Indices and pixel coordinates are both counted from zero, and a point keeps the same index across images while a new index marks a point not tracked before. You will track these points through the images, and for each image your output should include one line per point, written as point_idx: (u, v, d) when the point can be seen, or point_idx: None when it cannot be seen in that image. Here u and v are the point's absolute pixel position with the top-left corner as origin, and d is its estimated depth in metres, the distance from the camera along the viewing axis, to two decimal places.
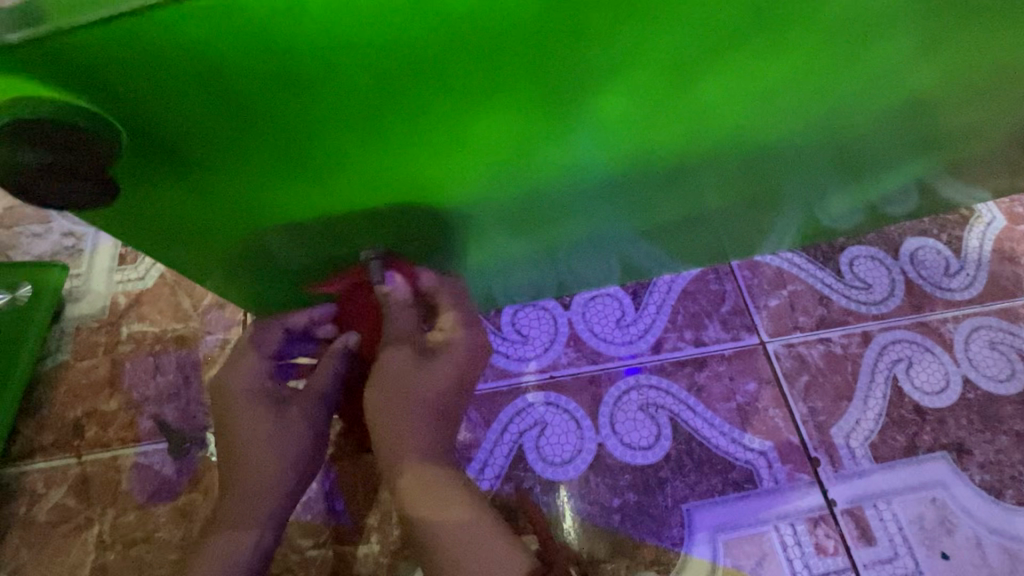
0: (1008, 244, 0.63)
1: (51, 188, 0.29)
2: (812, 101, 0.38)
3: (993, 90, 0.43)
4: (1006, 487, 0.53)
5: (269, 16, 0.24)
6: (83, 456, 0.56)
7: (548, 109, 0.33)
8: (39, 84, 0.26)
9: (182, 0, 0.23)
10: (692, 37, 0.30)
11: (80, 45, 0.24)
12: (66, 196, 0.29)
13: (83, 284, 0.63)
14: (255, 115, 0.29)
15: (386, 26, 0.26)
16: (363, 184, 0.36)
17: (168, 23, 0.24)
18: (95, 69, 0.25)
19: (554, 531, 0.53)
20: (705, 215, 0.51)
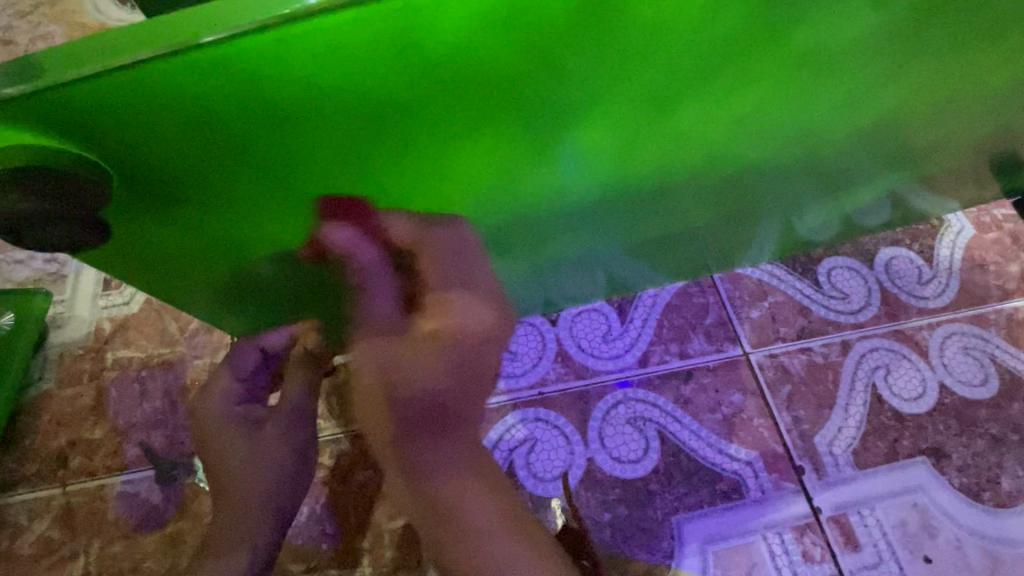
0: (977, 252, 0.65)
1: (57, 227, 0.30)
2: (782, 122, 0.40)
3: (955, 105, 0.44)
4: (984, 490, 0.55)
5: (255, 56, 0.25)
6: (68, 486, 0.55)
7: (528, 136, 0.34)
8: (34, 135, 0.26)
9: (170, 47, 0.24)
10: (663, 63, 0.31)
11: (74, 95, 0.25)
12: (68, 233, 0.31)
13: (67, 310, 0.63)
14: (243, 151, 0.30)
15: (373, 64, 0.27)
16: (351, 213, 0.37)
17: (161, 71, 0.25)
18: (86, 117, 0.26)
19: None
20: (687, 230, 0.53)
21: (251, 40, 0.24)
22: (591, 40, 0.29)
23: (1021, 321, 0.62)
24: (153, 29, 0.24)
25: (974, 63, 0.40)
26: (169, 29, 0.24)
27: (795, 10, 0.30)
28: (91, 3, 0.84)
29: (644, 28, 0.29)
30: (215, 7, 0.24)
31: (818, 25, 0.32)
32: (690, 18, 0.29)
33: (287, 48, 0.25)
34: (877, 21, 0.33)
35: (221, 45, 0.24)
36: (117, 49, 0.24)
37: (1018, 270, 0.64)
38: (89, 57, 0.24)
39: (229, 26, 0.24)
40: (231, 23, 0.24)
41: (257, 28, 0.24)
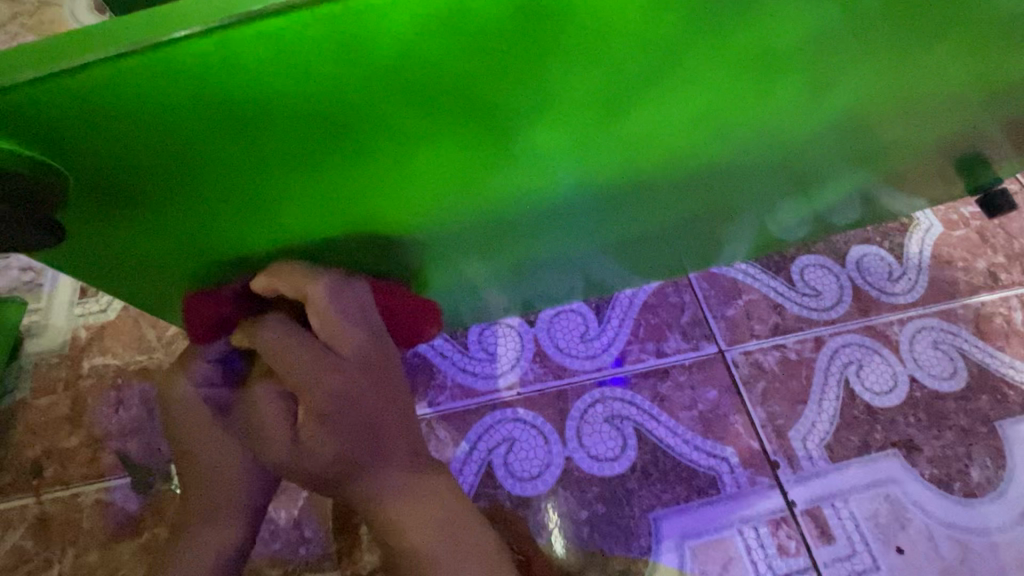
0: (945, 249, 0.67)
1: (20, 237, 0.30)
2: (748, 124, 0.40)
3: (916, 106, 0.45)
4: (954, 480, 0.56)
5: (206, 67, 0.25)
6: (42, 495, 0.55)
7: (490, 143, 0.34)
8: None
9: (120, 56, 0.24)
10: (619, 69, 0.32)
11: (30, 96, 0.25)
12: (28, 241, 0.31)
13: (43, 319, 0.62)
14: (200, 159, 0.30)
15: (332, 72, 0.27)
16: (316, 218, 0.37)
17: (117, 74, 0.25)
18: (40, 122, 0.26)
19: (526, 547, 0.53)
20: (660, 230, 0.53)
21: (206, 45, 0.24)
22: (554, 47, 0.29)
23: (988, 316, 0.63)
24: (110, 30, 0.24)
25: (936, 65, 0.41)
26: (125, 32, 0.24)
27: (755, 13, 0.31)
28: (69, 12, 0.84)
29: (606, 33, 0.29)
30: (172, 11, 0.24)
31: (779, 28, 0.32)
32: (652, 23, 0.29)
33: (244, 54, 0.25)
34: (837, 23, 0.34)
35: (171, 53, 0.24)
36: (74, 50, 0.24)
37: (985, 266, 0.66)
38: (47, 59, 0.24)
39: (184, 30, 0.24)
40: (187, 27, 0.24)
41: (212, 32, 0.24)
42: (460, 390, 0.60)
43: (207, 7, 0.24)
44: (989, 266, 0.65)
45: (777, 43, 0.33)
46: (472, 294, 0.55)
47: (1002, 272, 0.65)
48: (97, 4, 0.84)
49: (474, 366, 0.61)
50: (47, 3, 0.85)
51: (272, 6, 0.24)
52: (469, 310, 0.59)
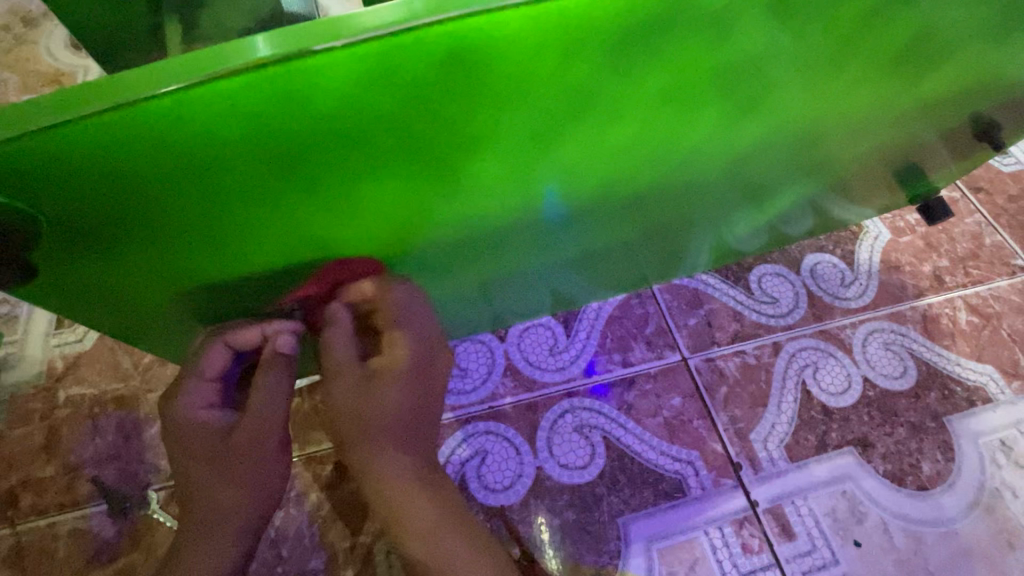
0: (893, 255, 0.70)
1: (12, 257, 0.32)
2: (694, 143, 0.43)
3: (851, 121, 0.48)
4: (906, 474, 0.59)
5: (164, 121, 0.27)
6: (17, 526, 0.55)
7: (440, 173, 0.36)
8: None
9: (87, 116, 0.26)
10: (554, 103, 0.34)
11: (11, 152, 0.26)
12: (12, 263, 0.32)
13: (19, 351, 0.63)
14: (164, 200, 0.31)
15: (300, 112, 0.29)
16: (277, 247, 0.38)
17: (96, 127, 0.26)
18: (17, 177, 0.28)
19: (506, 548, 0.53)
20: (620, 244, 0.55)
21: (181, 98, 0.26)
22: (490, 85, 0.31)
23: (935, 316, 0.67)
24: (92, 88, 0.26)
25: (867, 84, 0.44)
26: (104, 89, 0.26)
27: (698, 45, 0.34)
28: (44, 49, 0.86)
29: (560, 71, 0.32)
30: (150, 70, 0.26)
31: (717, 54, 0.35)
32: (602, 62, 0.32)
33: (213, 106, 0.27)
34: (775, 50, 0.37)
35: (131, 112, 0.26)
36: (57, 107, 0.26)
37: (931, 270, 0.69)
38: (32, 116, 0.26)
39: (163, 86, 0.26)
40: (165, 83, 0.26)
41: (189, 86, 0.26)
42: None
43: (183, 64, 0.26)
44: (934, 270, 0.69)
45: (718, 70, 0.36)
46: (447, 311, 0.57)
47: (947, 275, 0.69)
48: (72, 40, 0.86)
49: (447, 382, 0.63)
50: (22, 40, 0.87)
51: (243, 61, 0.26)
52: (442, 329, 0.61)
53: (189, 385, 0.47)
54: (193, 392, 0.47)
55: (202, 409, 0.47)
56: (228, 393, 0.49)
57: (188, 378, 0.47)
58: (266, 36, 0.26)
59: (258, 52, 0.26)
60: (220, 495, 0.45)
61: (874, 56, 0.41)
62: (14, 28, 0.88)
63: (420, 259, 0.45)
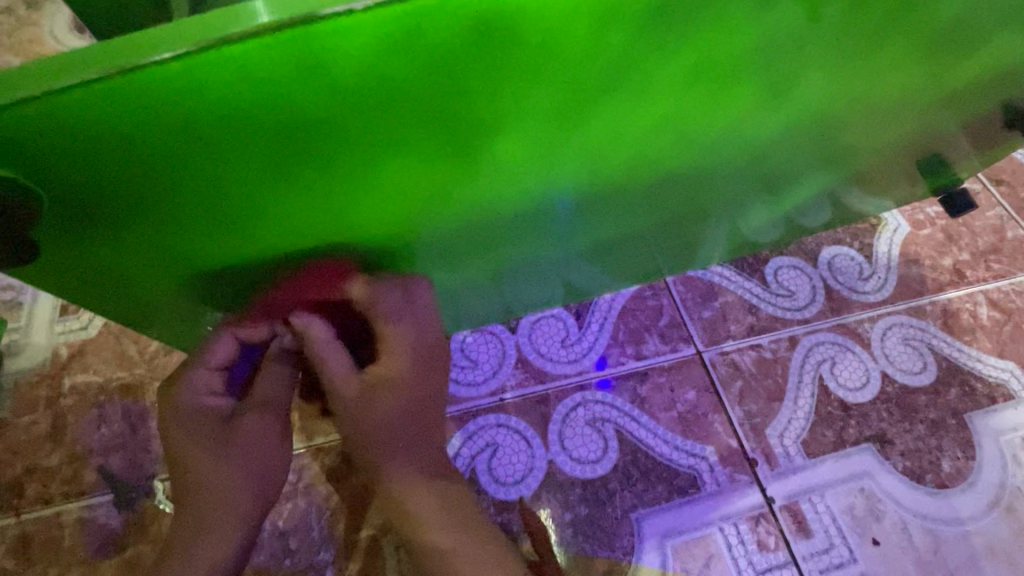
0: (912, 248, 0.69)
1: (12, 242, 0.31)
2: (714, 129, 0.41)
3: (879, 108, 0.47)
4: (926, 472, 0.57)
5: (174, 88, 0.26)
6: (23, 515, 0.54)
7: (457, 153, 0.35)
8: None
9: (95, 81, 0.24)
10: (578, 81, 0.32)
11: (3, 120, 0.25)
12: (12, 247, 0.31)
13: (23, 338, 0.62)
14: (170, 174, 0.30)
15: (314, 82, 0.27)
16: (286, 229, 0.37)
17: (102, 93, 0.25)
18: (23, 146, 0.26)
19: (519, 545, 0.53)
20: (634, 233, 0.54)
21: (193, 64, 0.25)
22: (513, 60, 0.29)
23: (956, 311, 0.65)
24: (89, 52, 0.24)
25: (899, 69, 0.43)
26: (102, 53, 0.24)
27: (723, 23, 0.32)
28: (48, 32, 0.84)
29: (586, 47, 0.30)
30: (151, 34, 0.25)
31: (747, 35, 0.34)
32: (630, 39, 0.31)
33: (214, 73, 0.25)
34: (801, 32, 0.35)
35: (139, 77, 0.25)
36: (54, 73, 0.24)
37: (951, 263, 0.68)
38: (36, 79, 0.24)
39: (165, 50, 0.24)
40: (166, 48, 0.24)
41: (190, 52, 0.24)
42: None
43: (185, 29, 0.25)
44: (955, 264, 0.68)
45: (742, 50, 0.35)
46: (457, 301, 0.56)
47: (967, 269, 0.67)
48: (76, 23, 0.84)
49: (456, 373, 0.62)
50: (25, 23, 0.85)
51: (246, 26, 0.24)
52: (452, 320, 0.59)
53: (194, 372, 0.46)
54: (199, 379, 0.46)
55: (203, 397, 0.46)
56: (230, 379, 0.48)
57: (190, 371, 0.45)
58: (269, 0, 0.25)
59: (262, 18, 0.24)
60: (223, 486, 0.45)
61: (906, 38, 0.39)
62: (17, 10, 0.86)
63: (431, 246, 0.44)
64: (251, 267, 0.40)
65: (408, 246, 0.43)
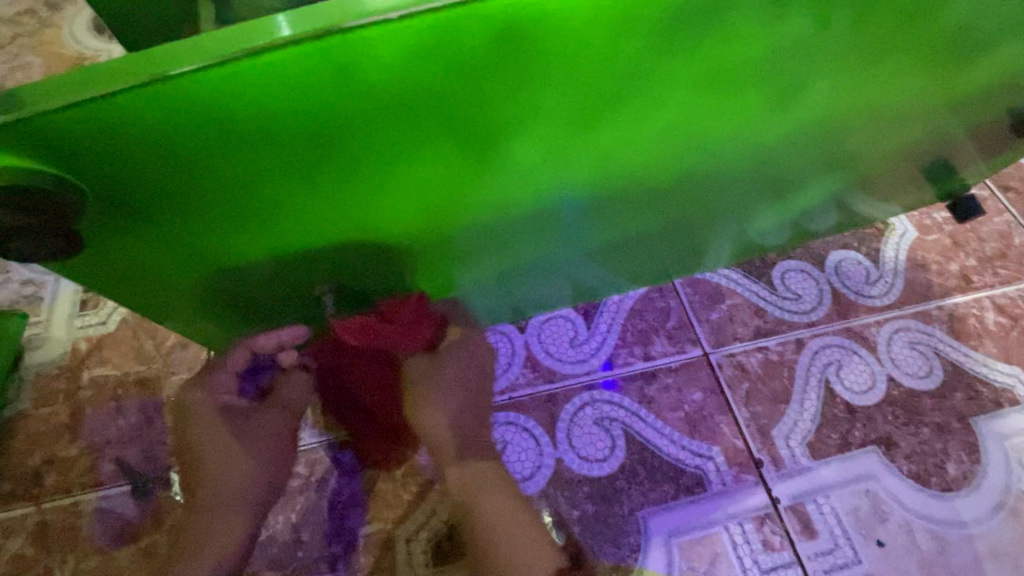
0: (919, 252, 0.69)
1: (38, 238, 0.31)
2: (726, 134, 0.42)
3: (888, 114, 0.47)
4: (931, 475, 0.58)
5: (214, 92, 0.27)
6: (42, 503, 0.56)
7: (477, 155, 0.35)
8: (35, 159, 0.28)
9: (141, 87, 0.25)
10: (598, 84, 0.33)
11: (40, 126, 0.26)
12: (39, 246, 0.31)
13: (43, 332, 0.63)
14: (205, 174, 0.31)
15: (346, 86, 0.28)
16: (310, 229, 0.38)
17: (148, 97, 0.26)
18: (70, 148, 0.27)
19: None
20: (646, 235, 0.54)
21: (233, 69, 0.26)
22: (534, 64, 0.30)
23: (962, 316, 0.66)
24: (122, 64, 0.25)
25: (908, 76, 0.43)
26: (134, 65, 0.25)
27: (727, 35, 0.33)
28: (68, 33, 0.86)
29: (605, 52, 0.31)
30: (180, 46, 0.26)
31: (758, 42, 0.34)
32: (647, 44, 0.32)
33: (252, 79, 0.26)
34: (803, 42, 0.36)
35: (183, 82, 0.26)
36: (88, 83, 0.25)
37: (958, 269, 0.68)
38: (84, 84, 0.25)
39: (194, 62, 0.25)
40: (195, 59, 0.25)
41: (218, 62, 0.25)
42: None
43: (213, 41, 0.26)
44: (962, 269, 0.68)
45: (753, 58, 0.36)
46: (469, 301, 0.57)
47: (974, 274, 0.68)
48: (96, 24, 0.86)
49: None
50: (46, 24, 0.87)
51: (272, 38, 0.25)
52: None
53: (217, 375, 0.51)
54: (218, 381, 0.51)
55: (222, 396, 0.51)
56: (247, 383, 0.52)
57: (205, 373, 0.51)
58: (292, 15, 0.26)
59: (286, 31, 0.25)
60: (227, 465, 0.50)
61: (914, 46, 0.40)
62: (38, 12, 0.88)
63: (448, 246, 0.45)
64: (278, 266, 0.41)
65: (427, 247, 0.44)
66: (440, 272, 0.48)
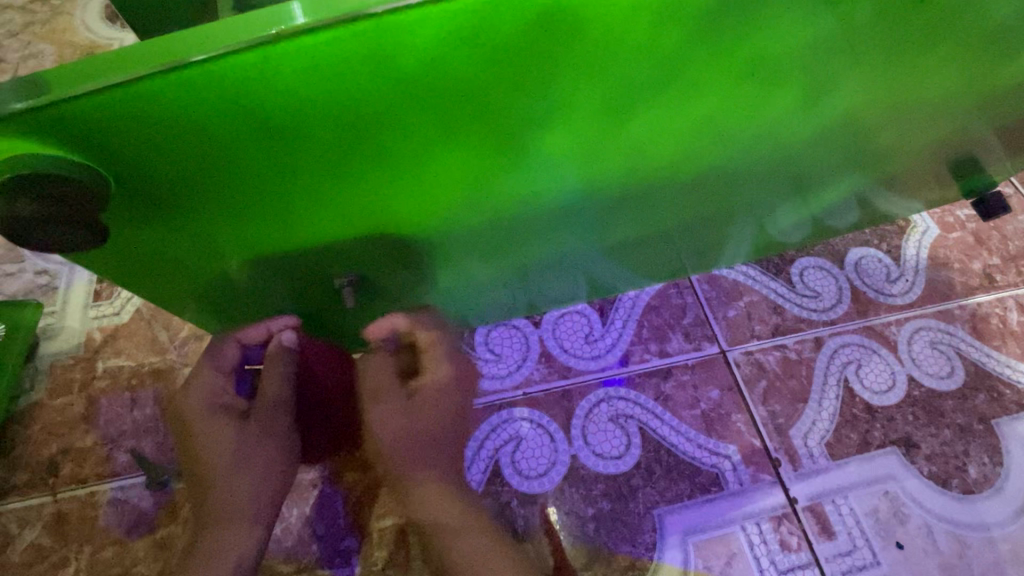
0: (942, 251, 0.68)
1: (58, 229, 0.30)
2: (755, 129, 0.41)
3: (919, 109, 0.46)
4: (951, 477, 0.57)
5: (241, 81, 0.26)
6: (58, 494, 0.56)
7: (503, 146, 0.35)
8: (59, 147, 0.27)
9: (167, 73, 0.25)
10: (627, 74, 0.32)
11: (55, 115, 0.25)
12: (62, 237, 0.31)
13: (58, 322, 0.63)
14: (229, 164, 0.30)
15: (376, 76, 0.28)
16: (330, 220, 0.37)
17: (174, 84, 0.25)
18: (93, 135, 0.27)
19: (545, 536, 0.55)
20: (665, 230, 0.54)
21: (260, 57, 0.25)
22: (565, 55, 0.30)
23: (985, 316, 0.64)
24: (137, 51, 0.25)
25: (943, 70, 0.42)
26: (151, 51, 0.25)
27: (754, 29, 0.32)
28: (80, 21, 0.85)
29: (639, 41, 0.30)
30: (195, 32, 0.25)
31: (794, 35, 0.33)
32: (684, 32, 0.31)
33: (280, 66, 0.26)
34: (833, 35, 0.35)
35: (209, 70, 0.25)
36: (103, 71, 0.25)
37: (981, 267, 0.67)
38: (107, 69, 0.25)
39: (209, 49, 0.25)
40: (209, 47, 0.25)
41: (236, 50, 0.25)
42: None
43: (229, 29, 0.25)
44: (985, 268, 0.67)
45: (788, 51, 0.35)
46: (483, 295, 0.56)
47: (998, 273, 0.66)
48: (109, 12, 0.86)
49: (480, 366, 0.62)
50: (59, 12, 0.87)
51: (289, 26, 0.24)
52: (476, 313, 0.60)
53: (214, 377, 0.50)
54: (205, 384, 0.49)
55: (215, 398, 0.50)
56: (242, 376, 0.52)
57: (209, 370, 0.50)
58: (309, 2, 0.25)
59: (303, 18, 0.24)
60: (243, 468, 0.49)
61: (951, 40, 0.39)
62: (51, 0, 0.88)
63: (467, 240, 0.44)
64: (298, 258, 0.41)
65: (444, 241, 0.43)
66: (460, 264, 0.48)
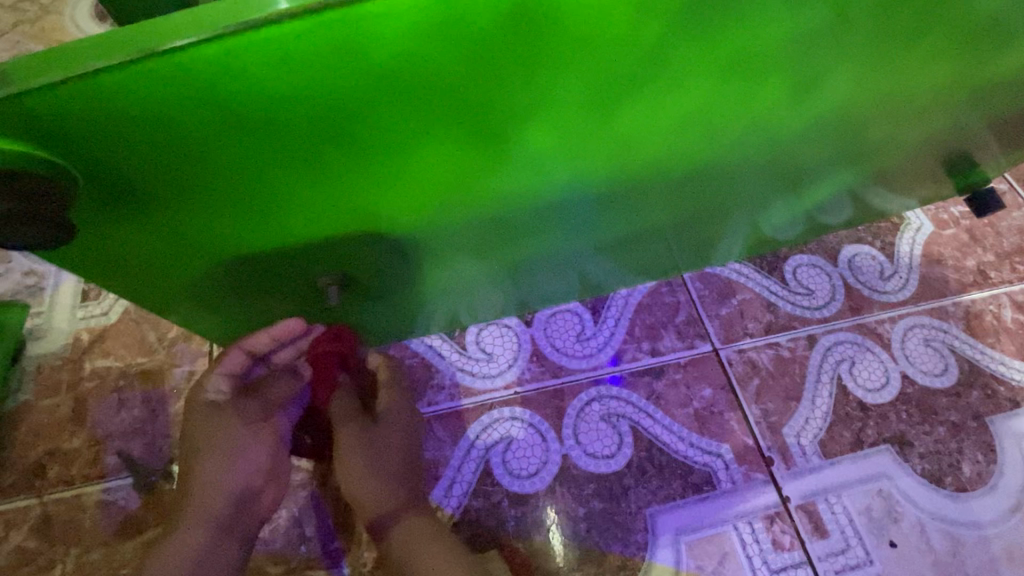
0: (936, 248, 0.67)
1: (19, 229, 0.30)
2: (743, 124, 0.41)
3: (909, 105, 0.46)
4: (945, 475, 0.57)
5: (213, 73, 0.26)
6: (45, 496, 0.55)
7: (486, 142, 0.34)
8: (29, 144, 0.27)
9: (135, 65, 0.24)
10: (610, 69, 0.32)
11: (20, 108, 0.25)
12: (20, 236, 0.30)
13: (45, 323, 0.63)
14: (204, 158, 0.30)
15: (351, 69, 0.27)
16: (312, 218, 0.37)
17: (143, 76, 0.25)
18: (62, 128, 0.27)
19: (535, 536, 0.55)
20: (656, 228, 0.53)
21: (230, 49, 0.25)
22: (546, 47, 0.29)
23: (979, 313, 0.64)
24: (105, 42, 0.24)
25: (933, 66, 0.42)
26: (115, 43, 0.24)
27: (738, 22, 0.32)
28: (70, 20, 0.85)
29: (620, 34, 0.30)
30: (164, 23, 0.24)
31: (779, 28, 0.33)
32: (666, 25, 0.30)
33: (252, 57, 0.25)
34: (820, 30, 0.34)
35: (179, 61, 0.25)
36: (69, 62, 0.24)
37: (975, 264, 0.66)
38: (74, 61, 0.24)
39: (177, 41, 0.24)
40: (177, 39, 0.24)
41: (204, 40, 0.24)
42: (459, 389, 0.61)
43: (199, 19, 0.24)
44: (979, 265, 0.66)
45: (774, 45, 0.34)
46: (474, 293, 0.56)
47: (992, 270, 0.66)
48: (98, 11, 0.85)
49: (472, 365, 0.62)
50: (47, 11, 0.86)
51: (260, 17, 0.24)
52: (467, 312, 0.60)
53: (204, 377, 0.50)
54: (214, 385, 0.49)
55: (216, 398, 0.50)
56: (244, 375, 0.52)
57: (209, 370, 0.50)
58: None
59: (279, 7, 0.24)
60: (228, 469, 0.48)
61: (940, 34, 0.39)
62: None
63: (453, 238, 0.44)
64: (282, 256, 0.40)
65: (431, 239, 0.43)
66: (448, 262, 0.48)
